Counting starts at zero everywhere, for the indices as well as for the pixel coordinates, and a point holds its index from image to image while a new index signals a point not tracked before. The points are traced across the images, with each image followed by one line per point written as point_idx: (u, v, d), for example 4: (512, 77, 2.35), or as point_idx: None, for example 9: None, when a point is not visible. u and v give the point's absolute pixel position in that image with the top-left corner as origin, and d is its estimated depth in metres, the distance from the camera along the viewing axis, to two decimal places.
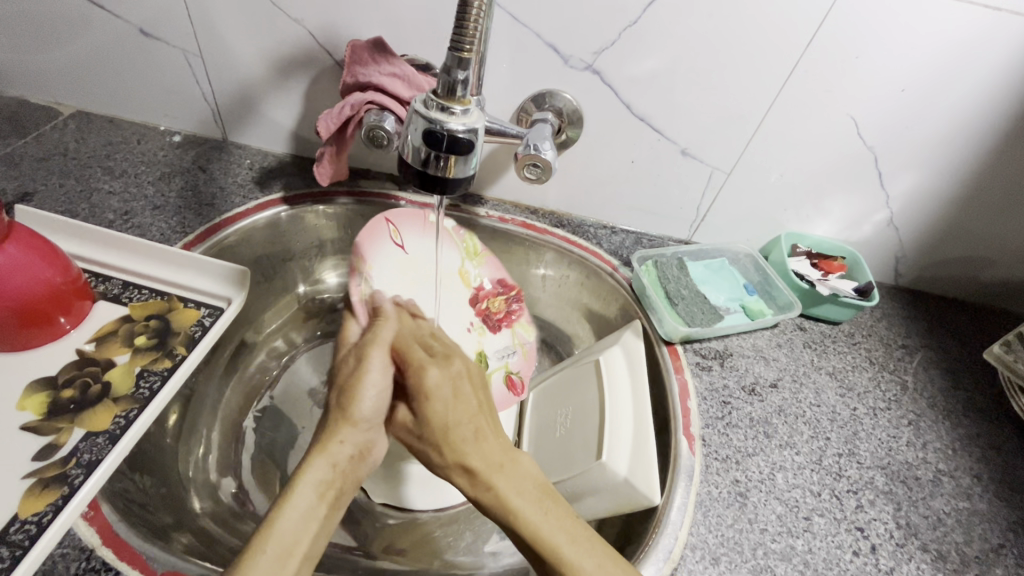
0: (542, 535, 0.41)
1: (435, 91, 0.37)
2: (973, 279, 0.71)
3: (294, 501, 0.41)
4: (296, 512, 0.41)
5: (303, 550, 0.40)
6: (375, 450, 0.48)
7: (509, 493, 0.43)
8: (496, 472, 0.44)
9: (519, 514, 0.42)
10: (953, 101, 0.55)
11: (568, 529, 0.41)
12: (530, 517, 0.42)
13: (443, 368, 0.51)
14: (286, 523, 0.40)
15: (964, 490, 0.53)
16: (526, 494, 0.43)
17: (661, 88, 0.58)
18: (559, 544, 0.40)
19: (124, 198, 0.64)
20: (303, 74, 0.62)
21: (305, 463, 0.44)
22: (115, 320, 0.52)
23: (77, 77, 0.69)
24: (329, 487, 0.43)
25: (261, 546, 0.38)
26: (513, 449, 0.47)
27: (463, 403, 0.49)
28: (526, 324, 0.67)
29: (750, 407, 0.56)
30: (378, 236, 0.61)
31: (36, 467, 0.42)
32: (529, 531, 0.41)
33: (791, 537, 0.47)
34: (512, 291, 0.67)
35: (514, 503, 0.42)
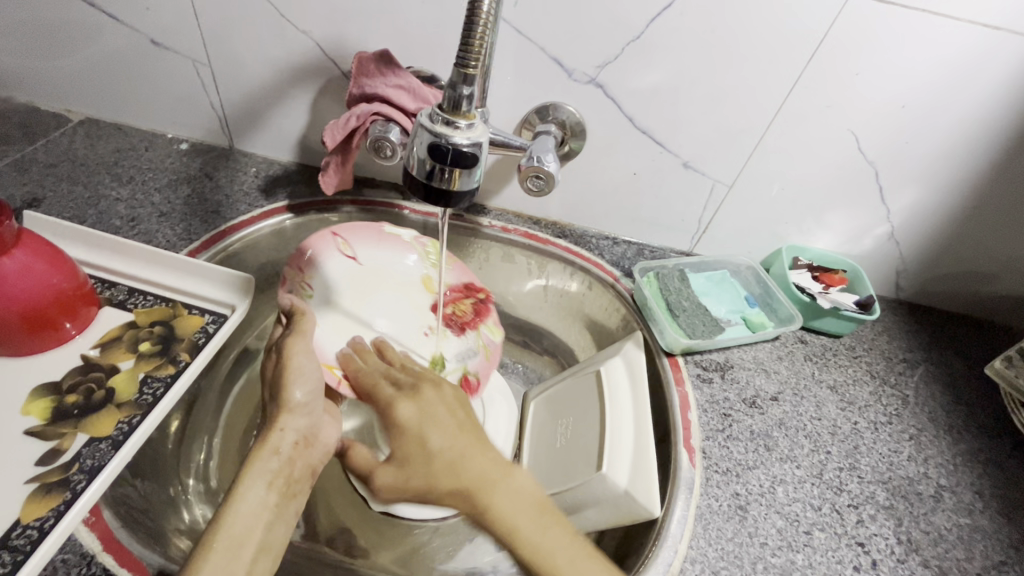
0: (544, 556, 0.42)
1: (440, 106, 0.38)
2: (974, 294, 0.71)
3: (244, 495, 0.43)
4: (247, 503, 0.43)
5: (255, 543, 0.41)
6: (321, 436, 0.51)
7: (507, 513, 0.45)
8: (489, 490, 0.46)
9: (519, 533, 0.43)
10: (953, 117, 0.56)
11: (570, 548, 0.43)
12: (530, 537, 0.43)
13: (412, 402, 0.53)
14: (241, 517, 0.42)
15: (965, 506, 0.53)
16: (526, 511, 0.45)
17: (664, 102, 0.59)
18: (560, 565, 0.42)
19: (131, 205, 0.65)
20: (310, 84, 0.63)
21: (251, 457, 0.45)
22: (120, 326, 0.52)
23: (88, 84, 0.70)
24: (278, 477, 0.45)
25: (213, 541, 0.40)
26: (508, 469, 0.48)
27: (442, 426, 0.51)
28: (493, 326, 0.66)
29: (751, 420, 0.56)
30: (323, 248, 0.63)
31: (39, 472, 0.42)
32: (527, 551, 0.43)
33: (791, 552, 0.47)
34: (481, 294, 0.66)
35: (515, 526, 0.44)
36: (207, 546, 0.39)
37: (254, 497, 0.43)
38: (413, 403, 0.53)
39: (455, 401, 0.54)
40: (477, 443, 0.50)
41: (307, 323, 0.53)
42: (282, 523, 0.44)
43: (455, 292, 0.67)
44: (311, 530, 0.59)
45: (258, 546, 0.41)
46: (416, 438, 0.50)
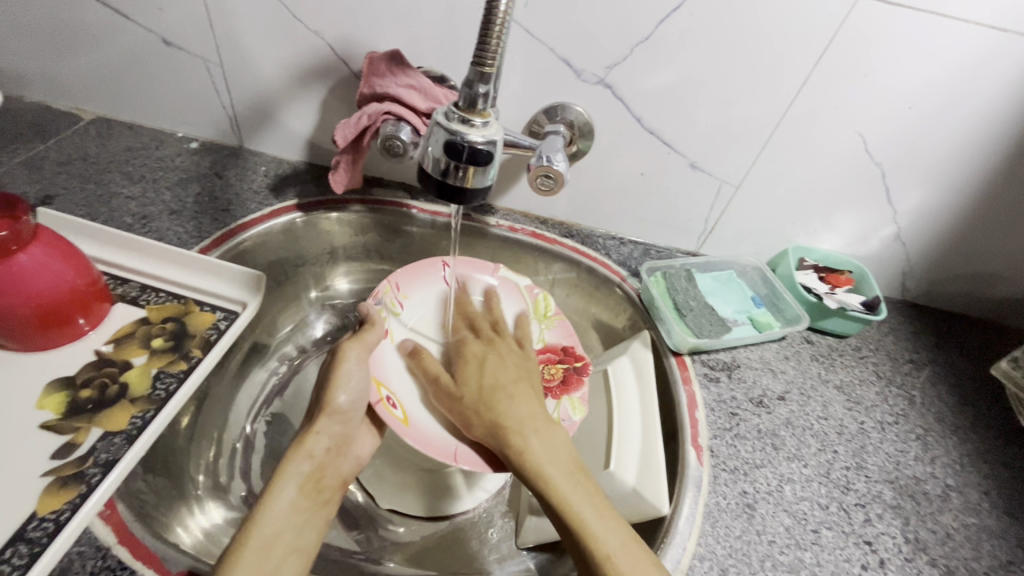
0: (570, 504, 0.44)
1: (456, 104, 0.38)
2: (979, 295, 0.71)
3: (277, 495, 0.45)
4: (280, 504, 0.45)
5: (286, 546, 0.43)
6: (353, 445, 0.52)
7: (542, 460, 0.46)
8: (531, 432, 0.48)
9: (550, 477, 0.45)
10: (960, 119, 0.56)
11: (599, 511, 0.44)
12: (560, 483, 0.45)
13: (485, 346, 0.58)
14: (274, 516, 0.44)
15: (973, 506, 0.53)
16: (561, 465, 0.46)
17: (672, 102, 0.60)
18: (587, 521, 0.43)
19: (142, 203, 0.65)
20: (321, 84, 0.64)
21: (286, 458, 0.48)
22: (132, 322, 0.53)
23: (99, 84, 0.70)
24: (308, 481, 0.47)
25: (246, 542, 0.41)
26: (545, 422, 0.50)
27: (503, 366, 0.55)
28: (578, 402, 0.57)
29: (758, 419, 0.57)
30: (427, 275, 0.64)
31: (54, 466, 0.42)
32: (556, 496, 0.44)
33: (800, 550, 0.47)
34: (577, 361, 0.59)
35: (547, 470, 0.45)
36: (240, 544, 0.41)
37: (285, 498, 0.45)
38: (488, 347, 0.58)
39: (521, 360, 0.57)
40: (522, 382, 0.54)
41: (370, 334, 0.53)
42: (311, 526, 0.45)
43: (549, 353, 0.61)
44: None
45: (288, 545, 0.43)
46: (473, 368, 0.55)
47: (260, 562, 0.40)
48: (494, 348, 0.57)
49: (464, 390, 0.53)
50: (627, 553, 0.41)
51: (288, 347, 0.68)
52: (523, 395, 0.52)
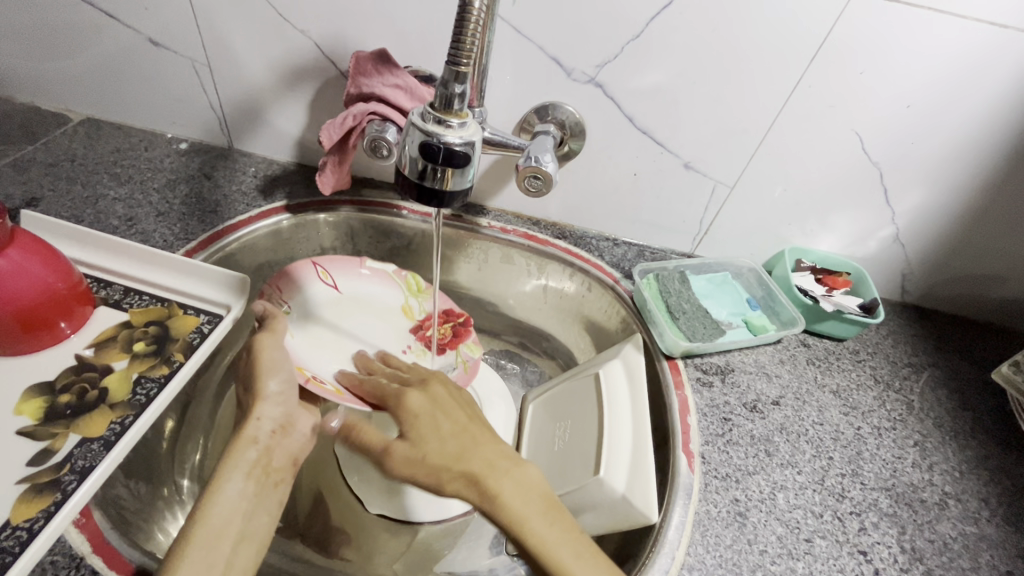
0: (548, 547, 0.42)
1: (432, 104, 0.37)
2: (981, 298, 0.70)
3: (223, 486, 0.44)
4: (225, 498, 0.43)
5: (233, 536, 0.42)
6: (298, 423, 0.51)
7: (516, 505, 0.44)
8: (494, 476, 0.45)
9: (526, 523, 0.43)
10: (960, 117, 0.55)
11: (573, 542, 0.42)
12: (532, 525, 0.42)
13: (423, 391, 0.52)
14: (219, 509, 0.42)
15: (972, 515, 0.51)
16: (534, 504, 0.44)
17: (664, 101, 0.58)
18: (565, 563, 0.41)
19: (129, 204, 0.65)
20: (309, 84, 0.63)
21: (230, 448, 0.46)
22: (115, 326, 0.52)
23: (87, 84, 0.70)
24: (256, 466, 0.46)
25: (193, 534, 0.40)
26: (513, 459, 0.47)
27: (453, 415, 0.50)
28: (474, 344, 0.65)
29: (751, 425, 0.55)
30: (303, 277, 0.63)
31: (30, 472, 0.42)
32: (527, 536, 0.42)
33: (792, 560, 0.46)
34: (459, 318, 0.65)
35: (522, 516, 0.43)
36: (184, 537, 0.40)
37: (234, 485, 0.44)
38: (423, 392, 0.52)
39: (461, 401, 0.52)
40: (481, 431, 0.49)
41: (280, 323, 0.54)
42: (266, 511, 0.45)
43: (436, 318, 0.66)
44: (306, 532, 0.58)
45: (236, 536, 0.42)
46: (427, 424, 0.49)
47: (207, 556, 0.39)
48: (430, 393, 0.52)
49: (425, 450, 0.48)
50: None
51: None
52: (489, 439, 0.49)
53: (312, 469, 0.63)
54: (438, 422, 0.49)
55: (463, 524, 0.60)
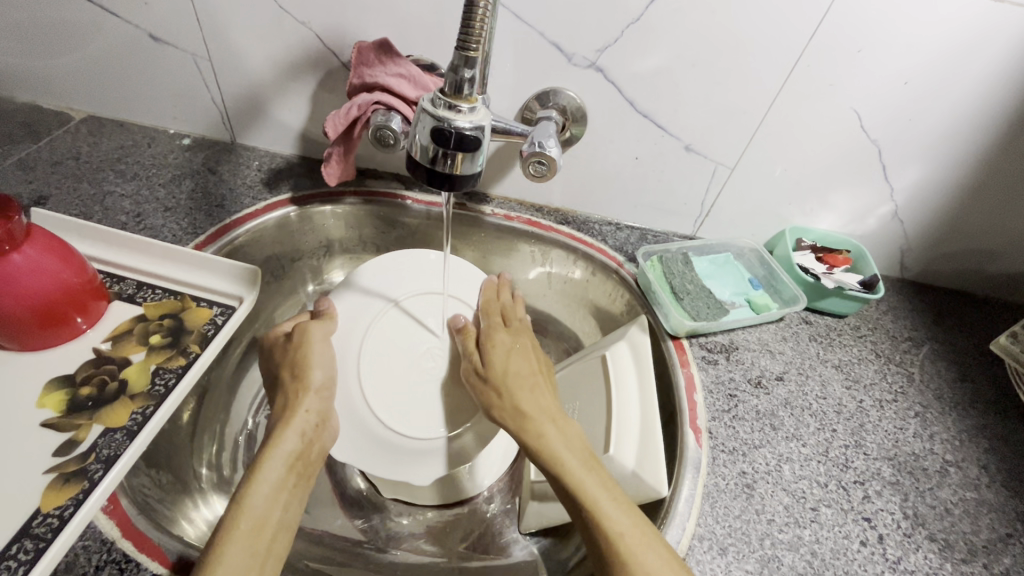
0: (592, 497, 0.42)
1: (442, 90, 0.38)
2: (979, 272, 0.71)
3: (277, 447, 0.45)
4: (268, 483, 0.43)
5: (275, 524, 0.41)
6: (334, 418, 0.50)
7: (562, 451, 0.46)
8: (553, 423, 0.48)
9: (575, 475, 0.44)
10: (957, 91, 0.55)
11: (623, 511, 0.41)
12: (578, 475, 0.43)
13: (508, 333, 0.56)
14: (259, 495, 0.42)
15: (972, 481, 0.53)
16: (578, 455, 0.45)
17: (664, 85, 0.59)
18: (600, 504, 0.41)
19: (136, 200, 0.65)
20: (311, 76, 0.63)
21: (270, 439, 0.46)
22: (130, 320, 0.53)
23: (87, 81, 0.70)
24: (297, 457, 0.46)
25: (237, 523, 0.40)
26: (564, 416, 0.49)
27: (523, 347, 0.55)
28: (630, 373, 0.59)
29: (757, 400, 0.57)
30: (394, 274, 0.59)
31: (56, 463, 0.43)
32: (573, 484, 0.43)
33: (798, 528, 0.48)
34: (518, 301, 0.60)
35: (566, 457, 0.45)
36: (229, 529, 0.40)
37: (272, 475, 0.44)
38: (510, 336, 0.56)
39: (535, 350, 0.56)
40: (547, 382, 0.53)
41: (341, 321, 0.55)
42: (296, 496, 0.44)
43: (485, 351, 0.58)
44: (325, 517, 0.60)
45: (279, 516, 0.42)
46: (501, 351, 0.54)
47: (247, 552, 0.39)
48: (517, 338, 0.56)
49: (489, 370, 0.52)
50: (636, 531, 0.40)
51: None
52: (551, 394, 0.52)
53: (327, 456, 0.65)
54: (518, 362, 0.53)
55: (477, 505, 0.62)
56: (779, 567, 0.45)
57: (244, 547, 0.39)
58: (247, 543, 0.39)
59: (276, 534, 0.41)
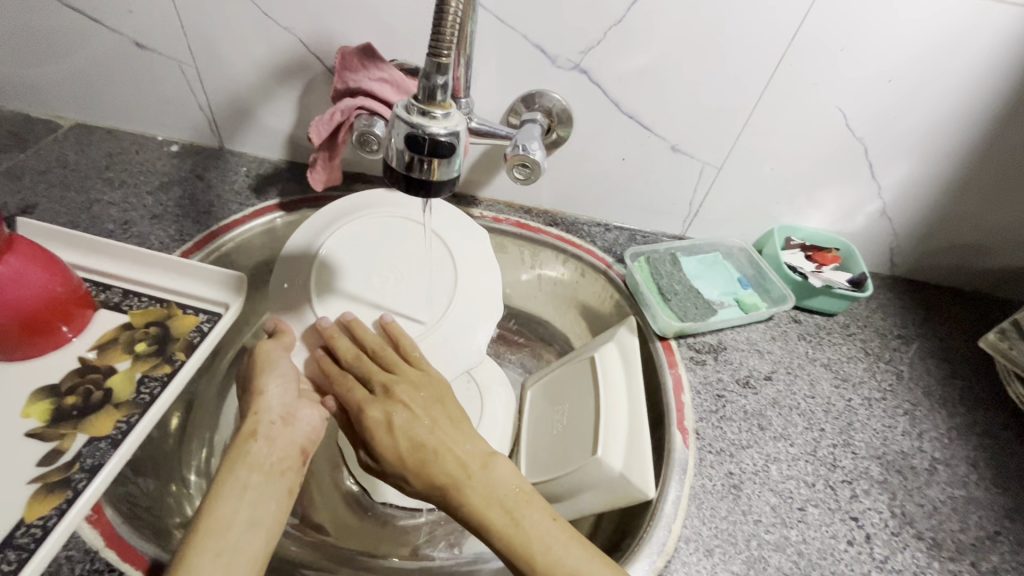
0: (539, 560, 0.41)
1: (416, 96, 0.38)
2: (968, 268, 0.71)
3: (250, 449, 0.45)
4: (235, 484, 0.43)
5: (243, 521, 0.41)
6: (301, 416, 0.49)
7: (483, 505, 0.44)
8: (469, 482, 0.45)
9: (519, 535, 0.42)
10: (941, 88, 0.55)
11: (569, 544, 0.42)
12: (510, 529, 0.43)
13: (382, 402, 0.49)
14: (224, 497, 0.42)
15: (960, 478, 0.53)
16: (503, 502, 0.44)
17: (649, 86, 0.59)
18: (533, 544, 0.42)
19: (123, 208, 0.65)
20: (296, 82, 0.63)
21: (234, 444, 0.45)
22: (116, 328, 0.53)
23: (74, 89, 0.70)
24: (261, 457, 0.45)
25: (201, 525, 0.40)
26: (484, 455, 0.47)
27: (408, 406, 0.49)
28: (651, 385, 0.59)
29: (744, 400, 0.57)
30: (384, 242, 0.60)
31: (40, 473, 0.43)
32: (508, 540, 0.42)
33: (785, 528, 0.48)
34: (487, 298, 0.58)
35: (491, 513, 0.43)
36: (195, 541, 0.39)
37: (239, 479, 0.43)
38: (382, 402, 0.49)
39: (424, 387, 0.50)
40: (452, 424, 0.49)
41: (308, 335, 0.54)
42: (268, 495, 0.43)
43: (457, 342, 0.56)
44: (315, 522, 0.60)
45: (245, 518, 0.41)
46: (385, 434, 0.48)
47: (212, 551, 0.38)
48: (387, 402, 0.49)
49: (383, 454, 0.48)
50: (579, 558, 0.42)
51: None
52: (464, 435, 0.49)
53: (318, 462, 0.64)
54: (421, 428, 0.48)
55: None
56: (766, 568, 0.45)
57: (210, 555, 0.38)
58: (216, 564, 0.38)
59: (243, 548, 0.40)
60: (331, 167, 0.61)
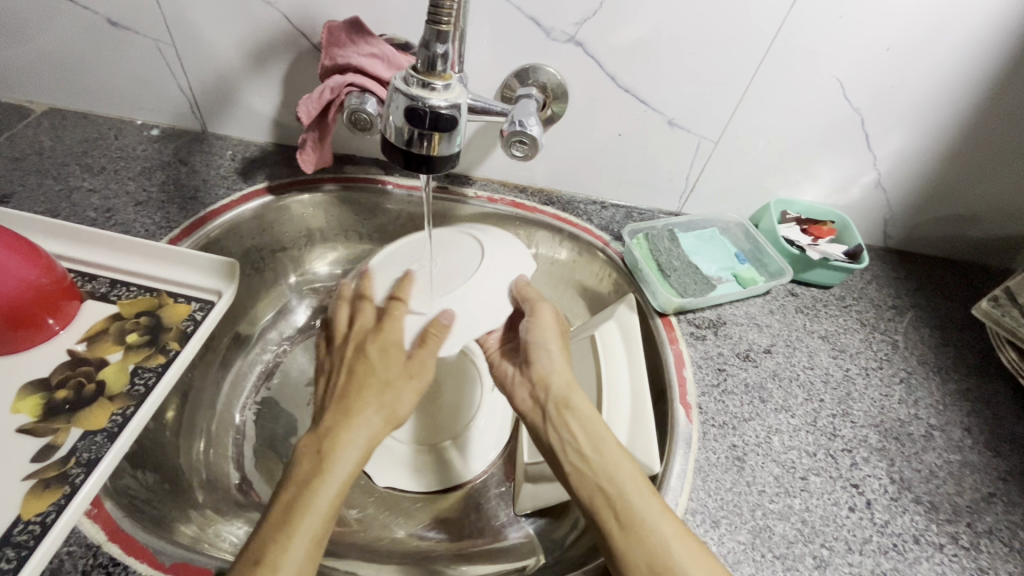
0: (611, 469, 0.44)
1: (414, 67, 0.36)
2: (960, 238, 0.71)
3: (348, 439, 0.44)
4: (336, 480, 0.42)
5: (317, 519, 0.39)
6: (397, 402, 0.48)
7: (589, 413, 0.48)
8: (575, 393, 0.49)
9: (604, 442, 0.45)
10: (940, 57, 0.55)
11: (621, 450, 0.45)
12: (598, 426, 0.47)
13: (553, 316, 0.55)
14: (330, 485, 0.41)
15: (955, 443, 0.54)
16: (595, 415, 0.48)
17: (646, 59, 0.58)
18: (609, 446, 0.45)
19: (105, 195, 0.63)
20: (281, 59, 0.61)
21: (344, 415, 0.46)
22: (104, 319, 0.51)
23: (46, 72, 0.67)
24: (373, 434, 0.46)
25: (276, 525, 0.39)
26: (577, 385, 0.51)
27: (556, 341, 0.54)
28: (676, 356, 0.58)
29: (745, 373, 0.57)
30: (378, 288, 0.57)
31: (36, 469, 0.41)
32: (595, 437, 0.46)
33: (789, 497, 0.48)
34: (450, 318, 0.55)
35: (590, 417, 0.47)
36: (271, 535, 0.38)
37: (353, 448, 0.44)
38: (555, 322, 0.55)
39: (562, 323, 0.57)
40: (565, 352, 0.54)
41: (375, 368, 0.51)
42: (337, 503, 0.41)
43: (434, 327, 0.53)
44: None
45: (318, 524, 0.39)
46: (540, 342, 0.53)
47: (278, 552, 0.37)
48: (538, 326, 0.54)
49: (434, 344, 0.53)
50: (634, 475, 0.43)
51: (272, 335, 0.67)
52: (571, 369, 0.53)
53: None
54: (551, 343, 0.53)
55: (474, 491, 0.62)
56: (771, 536, 0.46)
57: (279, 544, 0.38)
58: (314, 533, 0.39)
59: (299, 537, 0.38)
60: (324, 148, 0.59)
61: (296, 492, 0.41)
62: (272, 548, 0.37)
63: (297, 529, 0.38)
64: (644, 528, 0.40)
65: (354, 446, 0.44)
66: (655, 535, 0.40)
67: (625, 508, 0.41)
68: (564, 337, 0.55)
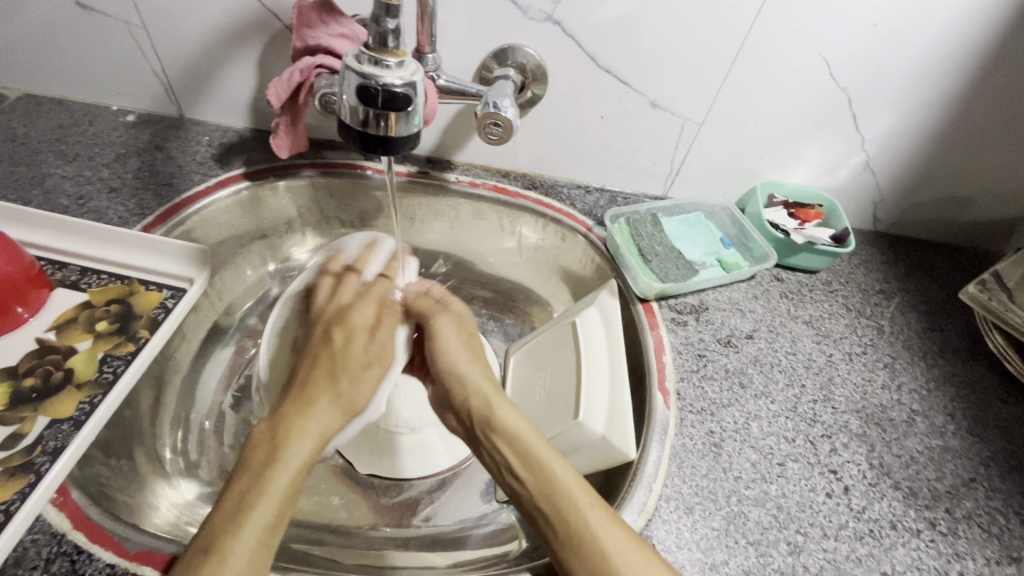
0: (550, 479, 0.44)
1: (367, 44, 0.35)
2: (951, 221, 0.70)
3: (302, 432, 0.45)
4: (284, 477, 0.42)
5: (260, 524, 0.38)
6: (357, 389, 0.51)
7: (519, 428, 0.47)
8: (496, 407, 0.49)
9: (536, 457, 0.45)
10: (927, 33, 0.53)
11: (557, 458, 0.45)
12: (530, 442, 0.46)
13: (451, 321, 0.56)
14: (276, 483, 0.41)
15: (937, 429, 0.53)
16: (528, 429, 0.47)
17: (626, 38, 0.56)
18: (551, 465, 0.44)
19: (78, 182, 0.62)
20: (253, 42, 0.59)
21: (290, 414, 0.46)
22: (75, 307, 0.51)
23: (18, 57, 0.66)
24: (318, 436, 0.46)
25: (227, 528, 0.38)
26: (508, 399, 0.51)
27: (463, 348, 0.54)
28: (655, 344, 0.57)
29: (725, 359, 0.56)
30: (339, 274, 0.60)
31: (1, 457, 0.41)
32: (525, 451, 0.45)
33: (765, 483, 0.48)
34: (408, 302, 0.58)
35: (524, 433, 0.47)
36: (218, 541, 0.37)
37: (302, 442, 0.44)
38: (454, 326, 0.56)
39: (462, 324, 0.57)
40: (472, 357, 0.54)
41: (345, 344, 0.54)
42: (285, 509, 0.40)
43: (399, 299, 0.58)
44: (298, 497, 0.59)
45: (262, 519, 0.39)
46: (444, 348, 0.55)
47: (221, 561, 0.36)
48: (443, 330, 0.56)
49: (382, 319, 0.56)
50: (573, 479, 0.44)
51: (251, 323, 0.67)
52: (487, 372, 0.53)
53: None
54: (451, 352, 0.54)
55: (455, 479, 0.62)
56: (745, 522, 0.45)
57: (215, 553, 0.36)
58: (261, 533, 0.38)
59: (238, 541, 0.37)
60: (297, 133, 0.58)
61: (250, 480, 0.41)
62: (223, 537, 0.37)
63: (247, 515, 0.39)
64: (586, 543, 0.40)
65: (306, 442, 0.44)
66: (597, 546, 0.40)
67: (566, 524, 0.41)
68: (472, 341, 0.56)
